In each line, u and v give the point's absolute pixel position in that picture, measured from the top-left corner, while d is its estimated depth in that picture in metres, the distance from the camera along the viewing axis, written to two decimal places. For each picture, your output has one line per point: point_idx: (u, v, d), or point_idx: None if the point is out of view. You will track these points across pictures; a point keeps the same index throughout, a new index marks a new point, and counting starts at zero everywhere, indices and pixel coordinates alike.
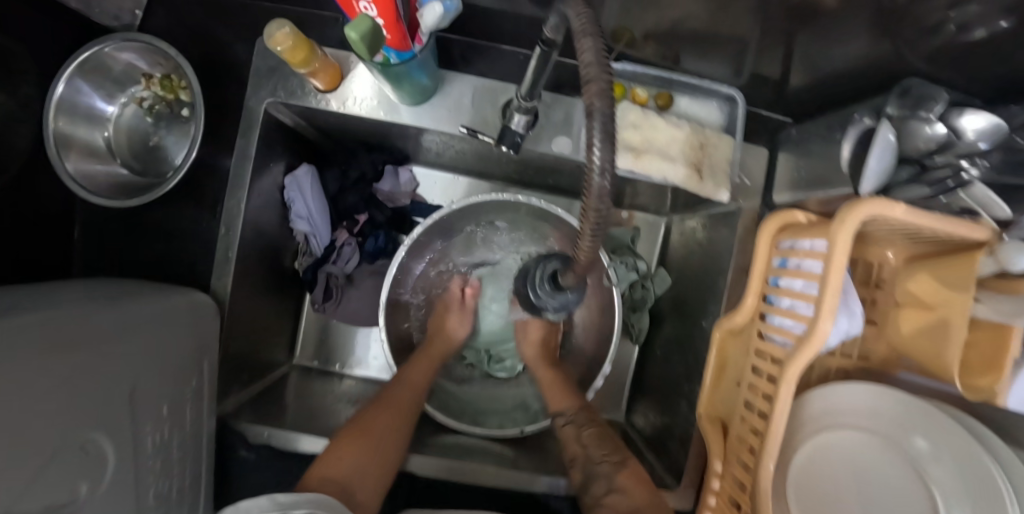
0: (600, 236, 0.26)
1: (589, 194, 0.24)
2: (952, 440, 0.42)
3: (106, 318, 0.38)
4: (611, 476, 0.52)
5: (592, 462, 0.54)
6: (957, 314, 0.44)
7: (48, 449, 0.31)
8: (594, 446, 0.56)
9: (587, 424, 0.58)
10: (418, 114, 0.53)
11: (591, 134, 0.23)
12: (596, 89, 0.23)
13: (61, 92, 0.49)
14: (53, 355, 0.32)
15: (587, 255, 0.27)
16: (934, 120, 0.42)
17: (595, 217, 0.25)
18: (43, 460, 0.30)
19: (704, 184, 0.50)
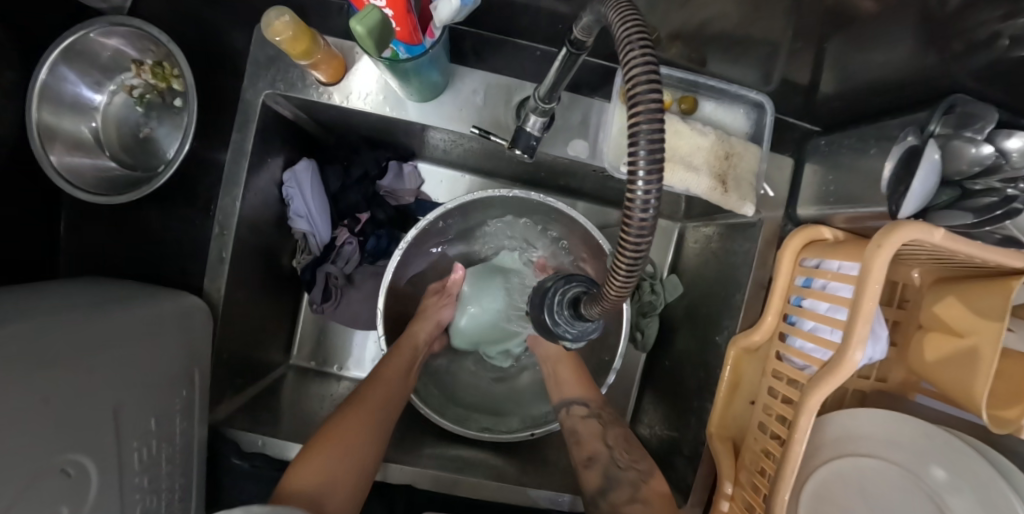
0: (637, 273, 0.23)
1: (629, 226, 0.21)
2: (974, 475, 0.40)
3: (89, 329, 0.36)
4: (636, 484, 0.50)
5: (615, 466, 0.52)
6: (988, 344, 0.42)
7: (24, 477, 0.28)
8: (619, 450, 0.54)
9: (612, 423, 0.57)
10: (426, 111, 0.50)
11: (635, 160, 0.20)
12: (643, 109, 0.20)
13: (45, 80, 0.45)
14: (27, 375, 0.29)
15: (619, 292, 0.24)
16: (980, 141, 0.39)
17: (632, 253, 0.22)
18: (18, 489, 0.28)
19: (729, 197, 0.48)
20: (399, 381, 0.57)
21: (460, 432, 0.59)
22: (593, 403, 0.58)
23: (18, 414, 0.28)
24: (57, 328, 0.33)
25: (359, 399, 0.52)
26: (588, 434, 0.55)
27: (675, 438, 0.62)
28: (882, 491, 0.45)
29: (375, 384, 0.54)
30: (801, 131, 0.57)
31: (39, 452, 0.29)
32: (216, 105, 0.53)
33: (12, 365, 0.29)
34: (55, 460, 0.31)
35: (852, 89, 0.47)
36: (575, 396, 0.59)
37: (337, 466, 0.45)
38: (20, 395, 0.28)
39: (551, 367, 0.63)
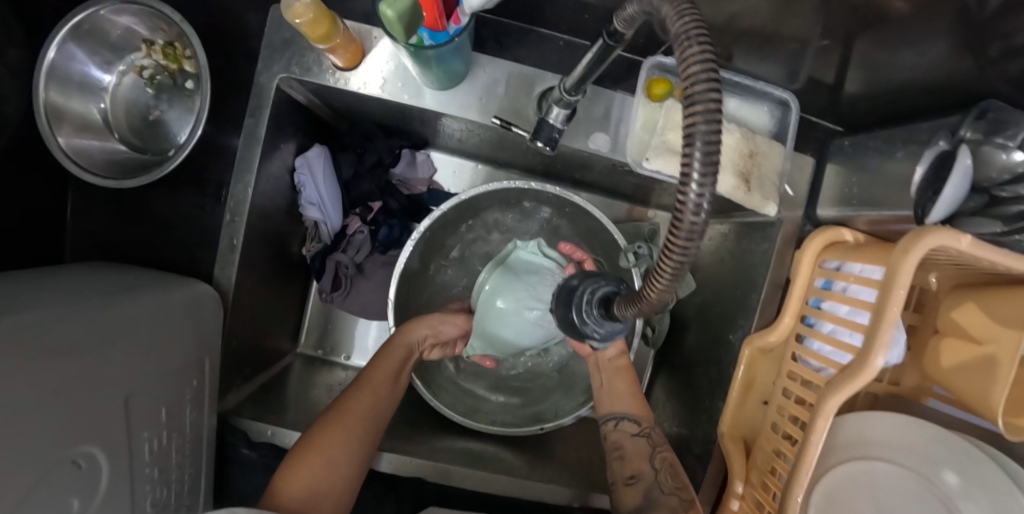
0: (681, 278, 0.22)
1: (678, 229, 0.20)
2: (990, 485, 0.40)
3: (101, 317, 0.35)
4: (675, 510, 0.47)
5: (658, 490, 0.49)
6: (1008, 353, 0.42)
7: (38, 471, 0.28)
8: (665, 474, 0.50)
9: (661, 444, 0.53)
10: (445, 100, 0.49)
11: (691, 160, 0.19)
12: (702, 108, 0.19)
13: (53, 59, 0.43)
14: (36, 367, 0.28)
15: (658, 294, 0.23)
16: (1013, 148, 0.37)
17: (678, 257, 0.21)
18: (28, 483, 0.27)
19: (753, 196, 0.47)
20: (384, 388, 0.53)
21: (471, 425, 0.59)
22: (645, 422, 0.54)
23: (27, 406, 0.27)
24: (68, 317, 0.32)
25: (340, 411, 0.49)
26: (636, 452, 0.52)
27: (687, 436, 0.62)
28: (893, 495, 0.45)
29: (360, 393, 0.51)
30: (824, 131, 0.56)
31: (48, 444, 0.29)
32: (228, 87, 0.51)
33: (21, 357, 0.28)
34: (65, 452, 0.30)
35: (879, 91, 0.46)
36: (624, 412, 0.56)
37: (323, 484, 0.43)
38: (30, 387, 0.28)
39: (607, 377, 0.59)
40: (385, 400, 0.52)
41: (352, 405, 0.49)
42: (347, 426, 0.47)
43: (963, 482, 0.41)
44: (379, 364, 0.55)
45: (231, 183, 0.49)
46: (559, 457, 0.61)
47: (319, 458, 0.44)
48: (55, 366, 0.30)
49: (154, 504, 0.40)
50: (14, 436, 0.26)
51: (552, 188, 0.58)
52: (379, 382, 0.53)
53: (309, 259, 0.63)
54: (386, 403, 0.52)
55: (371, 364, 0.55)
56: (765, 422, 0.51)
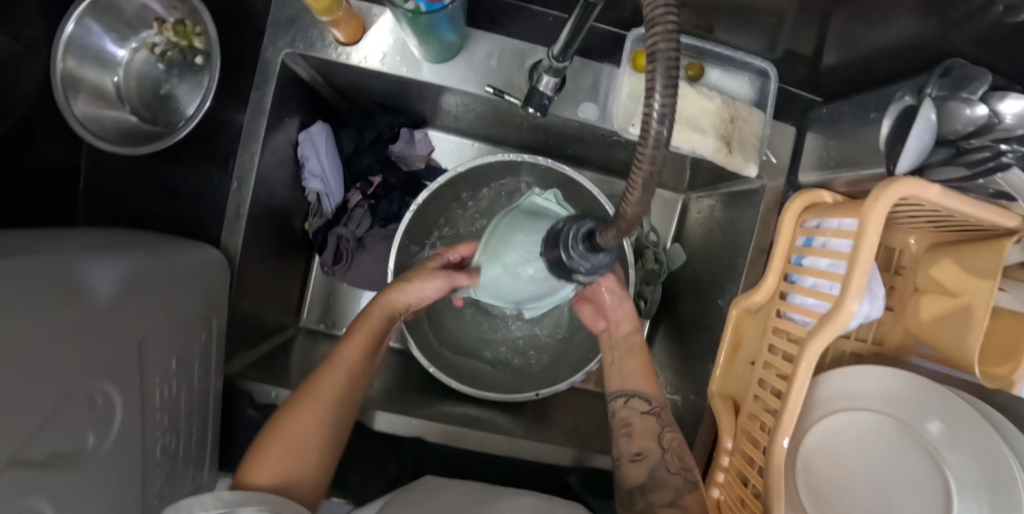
0: (652, 189, 0.24)
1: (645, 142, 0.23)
2: (970, 430, 0.42)
3: (112, 267, 0.37)
4: (678, 490, 0.48)
5: (664, 469, 0.50)
6: (982, 302, 0.44)
7: (55, 400, 0.30)
8: (672, 452, 0.51)
9: (670, 425, 0.53)
10: (442, 73, 0.51)
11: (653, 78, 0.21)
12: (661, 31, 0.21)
13: (71, 32, 0.47)
14: (55, 306, 0.31)
15: (631, 220, 0.26)
16: (976, 101, 0.39)
17: (648, 167, 0.23)
18: (46, 410, 0.30)
19: (733, 157, 0.49)
20: (359, 366, 0.51)
21: (470, 392, 0.61)
22: (655, 401, 0.55)
23: (44, 340, 0.29)
24: (84, 267, 0.35)
25: (310, 390, 0.48)
26: (642, 430, 0.53)
27: (680, 401, 0.64)
28: (876, 444, 0.47)
29: (329, 372, 0.49)
30: (805, 102, 0.58)
31: (66, 379, 0.31)
32: (235, 64, 0.54)
33: (41, 297, 0.30)
34: (81, 388, 0.33)
35: (857, 59, 0.48)
36: (634, 389, 0.56)
37: (293, 469, 0.43)
38: (49, 323, 0.30)
39: (620, 355, 0.59)
40: (359, 375, 0.51)
41: (318, 384, 0.48)
42: (314, 406, 0.47)
43: (946, 432, 0.44)
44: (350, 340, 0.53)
45: (237, 153, 0.51)
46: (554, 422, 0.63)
47: (288, 440, 0.44)
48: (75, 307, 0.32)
49: (164, 451, 0.42)
50: (29, 366, 0.28)
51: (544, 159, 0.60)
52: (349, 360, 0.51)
53: (312, 235, 0.66)
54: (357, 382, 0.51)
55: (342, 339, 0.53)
56: (752, 380, 0.53)
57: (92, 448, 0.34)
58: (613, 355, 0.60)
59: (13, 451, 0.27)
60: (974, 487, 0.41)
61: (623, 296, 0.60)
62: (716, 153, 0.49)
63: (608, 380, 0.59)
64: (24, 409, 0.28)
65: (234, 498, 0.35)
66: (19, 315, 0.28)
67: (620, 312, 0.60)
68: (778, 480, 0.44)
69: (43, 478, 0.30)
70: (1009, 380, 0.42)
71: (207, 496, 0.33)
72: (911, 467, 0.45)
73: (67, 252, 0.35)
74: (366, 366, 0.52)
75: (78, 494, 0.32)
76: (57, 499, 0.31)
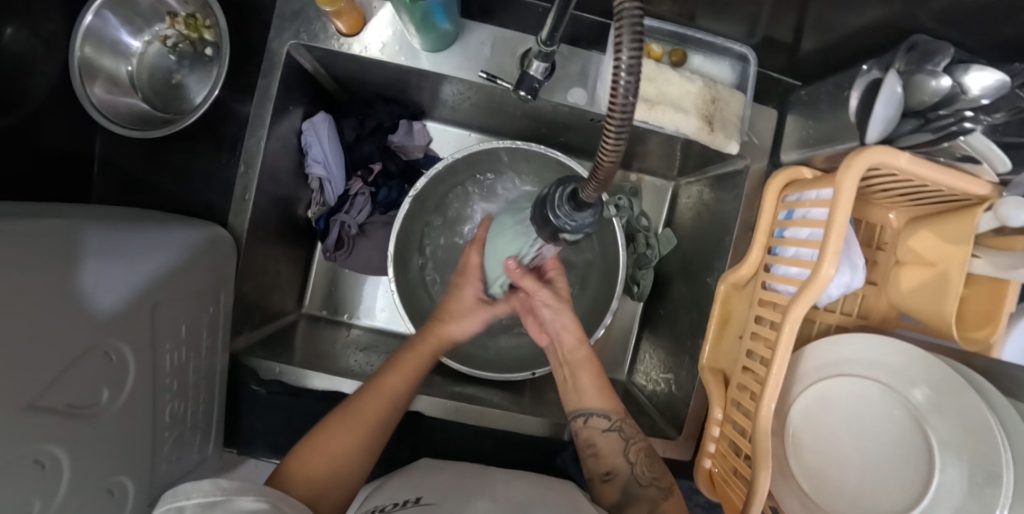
0: (624, 140, 0.25)
1: (615, 97, 0.24)
2: (951, 393, 0.43)
3: (123, 236, 0.40)
4: (654, 501, 0.50)
5: (636, 483, 0.51)
6: (957, 267, 0.46)
7: (71, 350, 0.33)
8: (640, 465, 0.52)
9: (635, 437, 0.54)
10: (437, 61, 0.54)
11: (619, 39, 0.23)
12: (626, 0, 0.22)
13: (89, 22, 0.50)
14: (71, 267, 0.33)
15: (606, 170, 0.28)
16: (940, 73, 0.42)
17: (618, 121, 0.24)
18: (61, 362, 0.32)
19: (715, 135, 0.52)
20: (401, 391, 0.53)
21: (468, 371, 0.63)
22: (615, 416, 0.55)
23: (58, 296, 0.32)
24: (101, 235, 0.37)
25: (349, 412, 0.49)
26: (608, 449, 0.54)
27: (672, 379, 0.66)
28: (864, 409, 0.48)
29: (371, 396, 0.51)
30: (785, 86, 0.60)
31: (81, 334, 0.34)
32: (243, 55, 0.57)
33: (63, 255, 0.33)
34: (97, 345, 0.35)
35: (833, 41, 0.51)
36: (596, 409, 0.56)
37: (326, 478, 0.46)
38: (62, 282, 0.32)
39: (571, 373, 0.58)
40: (399, 399, 0.52)
41: (362, 408, 0.50)
42: (357, 427, 0.49)
43: (931, 395, 0.44)
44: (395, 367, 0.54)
45: (245, 139, 0.54)
46: (549, 401, 0.65)
47: (335, 445, 0.47)
48: (92, 269, 0.35)
49: (171, 415, 0.44)
50: (39, 319, 0.30)
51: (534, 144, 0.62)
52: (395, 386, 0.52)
53: (314, 222, 0.69)
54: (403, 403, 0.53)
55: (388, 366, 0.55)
56: (739, 352, 0.54)
57: (107, 403, 0.36)
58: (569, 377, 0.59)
59: (29, 394, 0.29)
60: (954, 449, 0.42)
61: (559, 306, 0.59)
62: (697, 131, 0.52)
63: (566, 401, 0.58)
64: (37, 358, 0.30)
65: (232, 485, 0.37)
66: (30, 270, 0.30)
67: (560, 323, 0.59)
68: (763, 442, 0.45)
69: (60, 423, 0.32)
70: (989, 343, 0.46)
71: (207, 485, 0.36)
72: (900, 431, 0.46)
73: (86, 220, 0.38)
74: (409, 393, 0.53)
75: (90, 443, 0.35)
76: (70, 444, 0.33)
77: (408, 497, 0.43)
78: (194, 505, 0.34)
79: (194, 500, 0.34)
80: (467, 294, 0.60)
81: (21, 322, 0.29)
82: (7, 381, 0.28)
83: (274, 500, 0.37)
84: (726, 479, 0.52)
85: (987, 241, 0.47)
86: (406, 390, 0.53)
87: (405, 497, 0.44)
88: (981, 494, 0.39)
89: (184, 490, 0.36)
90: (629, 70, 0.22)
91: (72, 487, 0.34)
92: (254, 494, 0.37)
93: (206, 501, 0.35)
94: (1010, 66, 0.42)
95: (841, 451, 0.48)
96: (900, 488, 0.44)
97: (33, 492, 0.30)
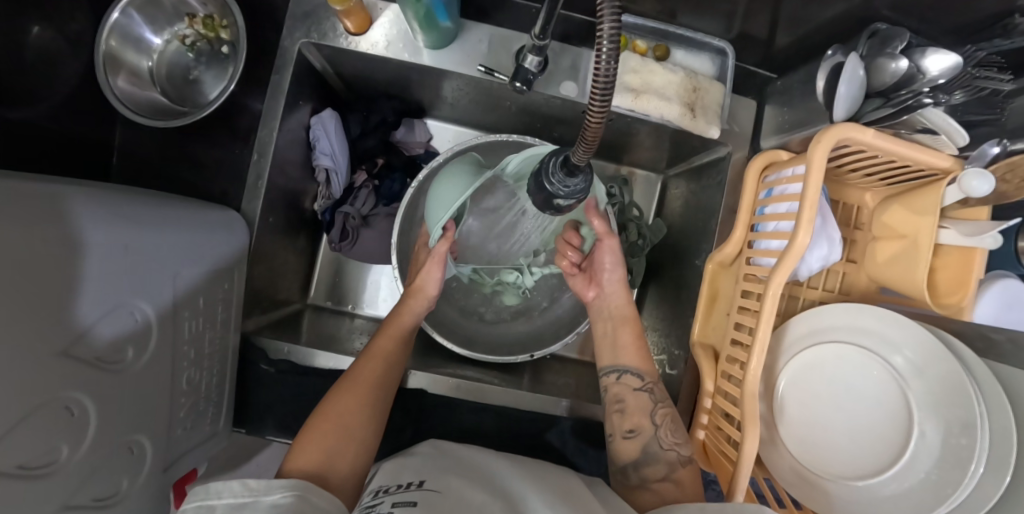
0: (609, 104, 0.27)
1: (599, 74, 0.26)
2: (929, 353, 0.45)
3: (144, 211, 0.43)
4: (672, 465, 0.50)
5: (657, 444, 0.52)
6: (926, 235, 0.48)
7: (100, 309, 0.35)
8: (666, 428, 0.53)
9: (662, 401, 0.55)
10: (439, 58, 0.58)
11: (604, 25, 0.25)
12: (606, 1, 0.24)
13: (116, 19, 0.55)
14: (104, 232, 0.36)
15: (593, 136, 0.31)
16: (898, 56, 0.47)
17: (601, 90, 0.27)
18: (92, 316, 0.35)
19: (697, 121, 0.58)
20: (392, 359, 0.56)
21: (467, 353, 0.66)
22: (648, 377, 0.57)
23: (86, 256, 0.34)
24: (121, 208, 0.40)
25: (349, 380, 0.51)
26: (637, 406, 0.55)
27: (666, 361, 0.69)
28: (849, 376, 0.50)
29: (349, 387, 0.50)
30: (762, 79, 0.64)
31: (107, 293, 0.36)
32: (257, 55, 0.62)
33: (96, 219, 0.36)
34: (119, 303, 0.37)
35: (804, 34, 0.55)
36: (630, 367, 0.58)
37: (332, 453, 0.44)
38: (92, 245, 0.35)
39: (614, 329, 0.63)
40: (393, 369, 0.55)
41: (342, 402, 0.49)
42: (341, 420, 0.47)
43: (911, 359, 0.46)
44: (381, 338, 0.57)
45: (258, 131, 0.58)
46: (545, 382, 0.69)
47: (319, 441, 0.45)
48: (117, 235, 0.38)
49: (187, 382, 0.48)
50: (69, 274, 0.33)
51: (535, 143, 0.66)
52: (372, 373, 0.53)
53: (320, 214, 0.72)
54: (385, 392, 0.52)
55: (360, 359, 0.55)
56: (727, 325, 0.56)
57: (130, 362, 0.39)
58: (608, 332, 0.63)
59: (61, 343, 0.32)
60: (933, 410, 0.45)
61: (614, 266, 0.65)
62: (673, 117, 0.57)
63: (600, 355, 0.62)
64: (66, 310, 0.32)
65: (261, 484, 0.36)
66: (67, 229, 0.33)
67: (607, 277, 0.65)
68: (751, 405, 0.46)
69: (90, 375, 0.35)
70: (959, 307, 0.47)
71: (236, 483, 0.35)
72: (880, 394, 0.48)
73: (107, 195, 0.41)
74: (398, 360, 0.56)
75: (115, 397, 0.38)
76: (95, 395, 0.36)
77: (411, 480, 0.40)
78: (224, 507, 0.34)
79: (225, 500, 0.34)
80: (433, 271, 0.63)
81: (51, 276, 0.31)
82: (41, 329, 0.30)
83: (303, 495, 0.36)
84: (720, 449, 0.52)
85: (953, 212, 0.49)
86: (395, 358, 0.56)
87: (408, 479, 0.41)
88: (958, 445, 0.42)
89: (215, 488, 0.35)
90: (610, 55, 0.25)
91: (97, 436, 0.36)
92: (284, 490, 0.36)
93: (237, 502, 0.34)
94: (965, 48, 0.46)
95: (829, 418, 0.49)
96: (886, 447, 0.47)
97: (60, 435, 0.33)
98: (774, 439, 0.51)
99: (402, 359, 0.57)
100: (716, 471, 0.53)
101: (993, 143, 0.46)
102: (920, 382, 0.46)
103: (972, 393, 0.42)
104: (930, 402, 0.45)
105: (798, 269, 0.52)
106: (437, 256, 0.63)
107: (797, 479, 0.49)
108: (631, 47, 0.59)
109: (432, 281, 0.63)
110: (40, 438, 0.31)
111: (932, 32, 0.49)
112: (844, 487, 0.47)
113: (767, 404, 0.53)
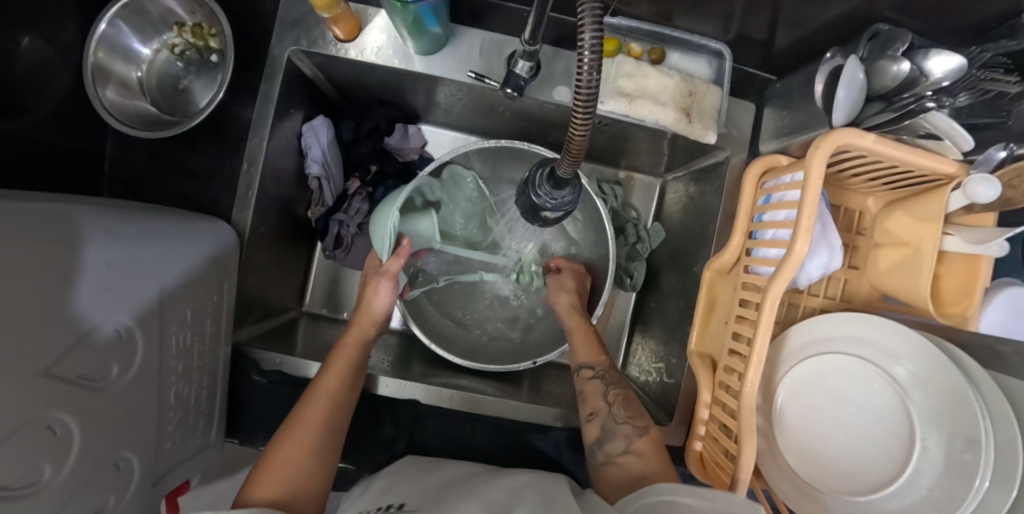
0: (593, 111, 0.28)
1: (582, 82, 0.26)
2: (933, 368, 0.43)
3: (128, 226, 0.42)
4: (629, 437, 0.52)
5: (613, 420, 0.55)
6: (931, 241, 0.46)
7: (81, 329, 0.35)
8: (617, 406, 0.56)
9: (615, 384, 0.59)
10: (429, 63, 0.57)
11: (584, 37, 0.25)
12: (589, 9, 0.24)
13: (104, 30, 0.55)
14: (85, 249, 0.36)
15: (578, 147, 0.31)
16: (900, 58, 0.46)
17: (584, 102, 0.27)
18: (71, 336, 0.34)
19: (692, 126, 0.57)
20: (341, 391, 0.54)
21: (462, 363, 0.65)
22: (599, 367, 0.61)
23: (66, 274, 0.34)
24: (108, 223, 0.40)
25: (298, 421, 0.50)
26: (591, 392, 0.59)
27: (664, 368, 0.68)
28: (845, 391, 0.48)
29: (297, 431, 0.49)
30: (761, 81, 0.62)
31: (91, 310, 0.36)
32: (247, 62, 0.61)
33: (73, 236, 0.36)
34: (105, 320, 0.37)
35: (804, 36, 0.53)
36: (586, 361, 0.62)
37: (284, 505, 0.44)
38: (76, 262, 0.35)
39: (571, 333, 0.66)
40: (344, 402, 0.53)
41: (291, 447, 0.47)
42: (291, 466, 0.46)
43: (912, 371, 0.45)
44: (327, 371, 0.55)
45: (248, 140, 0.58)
46: (543, 390, 0.68)
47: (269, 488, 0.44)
48: (100, 252, 0.37)
49: (176, 396, 0.48)
50: (48, 293, 0.32)
51: (488, 168, 0.72)
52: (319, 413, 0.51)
53: (314, 221, 0.72)
54: (337, 429, 0.51)
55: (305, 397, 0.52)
56: (725, 334, 0.55)
57: (116, 378, 0.39)
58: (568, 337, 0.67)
59: (44, 361, 0.32)
60: (934, 423, 0.43)
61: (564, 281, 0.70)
62: (667, 121, 0.56)
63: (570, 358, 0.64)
64: (46, 329, 0.32)
65: None
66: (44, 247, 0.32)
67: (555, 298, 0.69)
68: (748, 418, 0.44)
69: (73, 393, 0.34)
70: (964, 317, 0.45)
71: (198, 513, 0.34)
72: (883, 408, 0.47)
73: (90, 210, 0.40)
74: (349, 391, 0.54)
75: (100, 415, 0.37)
76: (79, 413, 0.35)
77: (392, 502, 0.45)
78: None
79: None
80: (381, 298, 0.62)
81: (27, 295, 0.31)
82: (23, 346, 0.30)
83: None
84: (717, 461, 0.51)
85: (957, 219, 0.48)
86: (345, 390, 0.54)
87: (390, 500, 0.46)
88: (962, 461, 0.41)
89: None
90: (592, 63, 0.25)
91: (81, 455, 0.36)
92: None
93: None
94: (970, 50, 0.45)
95: (823, 435, 0.48)
96: (885, 463, 0.45)
97: (44, 455, 0.32)
98: (774, 452, 0.50)
99: (355, 387, 0.55)
100: (712, 482, 0.52)
101: (999, 147, 0.44)
102: (921, 397, 0.44)
103: (976, 406, 0.40)
104: (932, 417, 0.44)
105: (798, 277, 0.51)
106: (387, 274, 0.62)
107: (796, 492, 0.48)
108: (625, 51, 0.58)
109: (377, 301, 0.62)
110: (19, 460, 0.30)
111: (935, 33, 0.47)
112: (846, 503, 0.45)
113: (766, 415, 0.52)
